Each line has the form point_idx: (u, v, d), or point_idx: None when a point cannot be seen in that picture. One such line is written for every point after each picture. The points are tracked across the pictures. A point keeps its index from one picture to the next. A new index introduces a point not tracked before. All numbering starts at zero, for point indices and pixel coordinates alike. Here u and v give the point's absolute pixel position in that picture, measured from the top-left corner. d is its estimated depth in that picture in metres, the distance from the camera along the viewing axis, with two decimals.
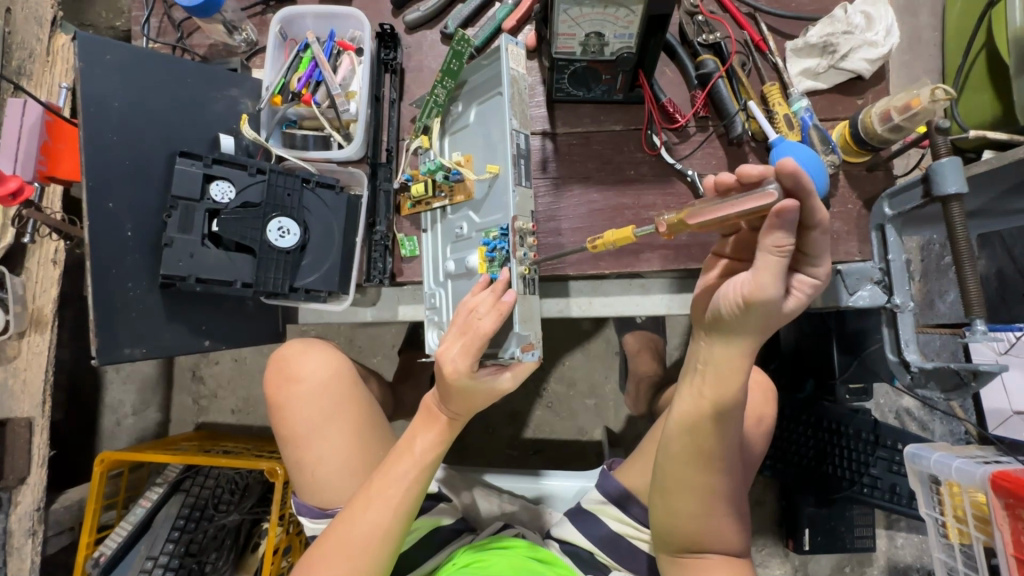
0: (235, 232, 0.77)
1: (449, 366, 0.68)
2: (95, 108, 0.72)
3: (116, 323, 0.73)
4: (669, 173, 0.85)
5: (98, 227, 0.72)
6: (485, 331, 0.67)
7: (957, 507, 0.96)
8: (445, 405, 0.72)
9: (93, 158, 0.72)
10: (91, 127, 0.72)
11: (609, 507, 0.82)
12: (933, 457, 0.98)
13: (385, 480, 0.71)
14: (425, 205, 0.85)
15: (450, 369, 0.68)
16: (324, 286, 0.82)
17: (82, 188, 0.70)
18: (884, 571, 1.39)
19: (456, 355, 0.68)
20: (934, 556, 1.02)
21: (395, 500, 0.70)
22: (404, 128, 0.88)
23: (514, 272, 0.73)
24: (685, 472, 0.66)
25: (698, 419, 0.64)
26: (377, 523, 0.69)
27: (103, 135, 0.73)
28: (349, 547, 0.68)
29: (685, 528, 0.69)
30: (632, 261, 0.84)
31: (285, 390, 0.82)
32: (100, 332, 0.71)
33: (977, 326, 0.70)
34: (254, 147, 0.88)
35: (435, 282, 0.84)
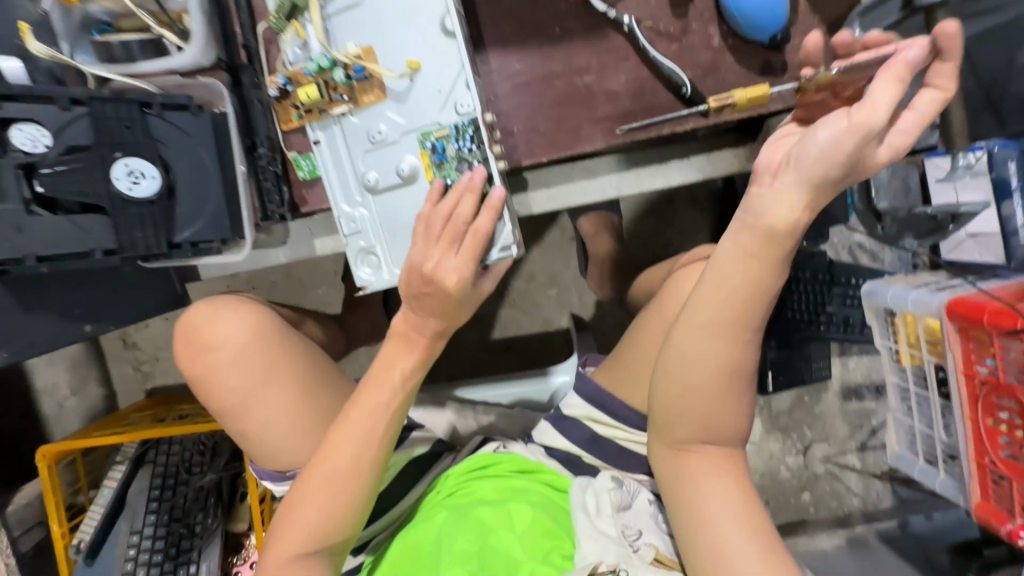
0: (71, 189, 0.60)
1: (455, 274, 0.60)
2: None
3: None
4: (601, 23, 0.69)
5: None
6: (487, 229, 0.61)
7: (911, 334, 0.99)
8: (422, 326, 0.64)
9: None
10: None
11: (596, 412, 0.76)
12: (890, 292, 0.99)
13: (365, 415, 0.64)
14: (319, 113, 0.67)
15: (456, 278, 0.60)
16: (213, 233, 0.68)
17: None
18: (838, 393, 1.50)
19: (458, 259, 0.60)
20: (889, 380, 1.08)
21: (380, 433, 0.64)
22: (260, 14, 0.68)
23: (495, 167, 0.64)
24: (719, 347, 0.55)
25: (750, 281, 0.53)
26: (360, 455, 0.64)
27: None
28: (335, 485, 0.64)
29: (694, 415, 0.59)
30: (572, 140, 0.71)
31: (203, 361, 0.71)
32: None
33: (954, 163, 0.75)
34: (62, 70, 0.66)
35: (351, 202, 0.69)
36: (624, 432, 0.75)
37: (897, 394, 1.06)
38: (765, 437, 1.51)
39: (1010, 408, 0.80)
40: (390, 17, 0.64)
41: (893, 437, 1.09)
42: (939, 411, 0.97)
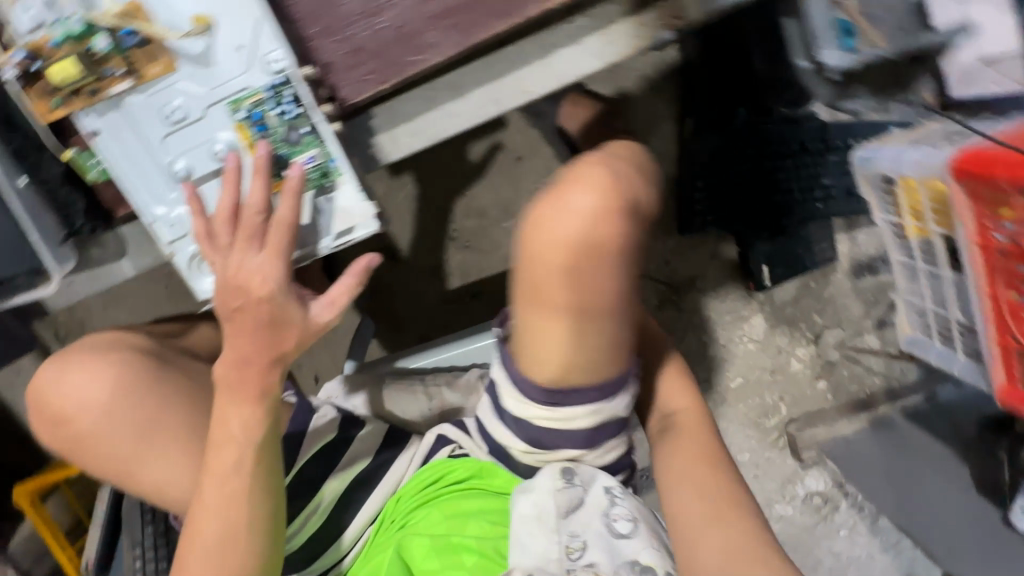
0: None
1: (259, 274, 0.54)
2: None
3: None
4: None
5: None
6: (288, 222, 0.54)
7: (914, 204, 0.82)
8: (241, 366, 0.56)
9: None
10: None
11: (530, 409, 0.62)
12: (886, 156, 0.81)
13: (219, 483, 0.56)
14: (87, 97, 0.53)
15: (259, 278, 0.54)
16: (7, 268, 0.56)
17: None
18: (850, 272, 1.32)
19: (260, 255, 0.54)
20: (893, 260, 0.91)
21: (244, 501, 0.56)
22: None
23: (329, 130, 0.55)
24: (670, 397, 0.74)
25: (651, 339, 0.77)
26: (225, 532, 0.55)
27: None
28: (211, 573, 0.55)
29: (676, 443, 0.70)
30: (413, 51, 0.54)
31: (66, 431, 0.58)
32: None
33: None
34: None
35: (165, 197, 0.57)
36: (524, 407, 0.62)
37: (904, 273, 0.91)
38: (771, 332, 1.28)
39: None
40: None
41: (903, 320, 0.94)
42: (951, 287, 0.81)
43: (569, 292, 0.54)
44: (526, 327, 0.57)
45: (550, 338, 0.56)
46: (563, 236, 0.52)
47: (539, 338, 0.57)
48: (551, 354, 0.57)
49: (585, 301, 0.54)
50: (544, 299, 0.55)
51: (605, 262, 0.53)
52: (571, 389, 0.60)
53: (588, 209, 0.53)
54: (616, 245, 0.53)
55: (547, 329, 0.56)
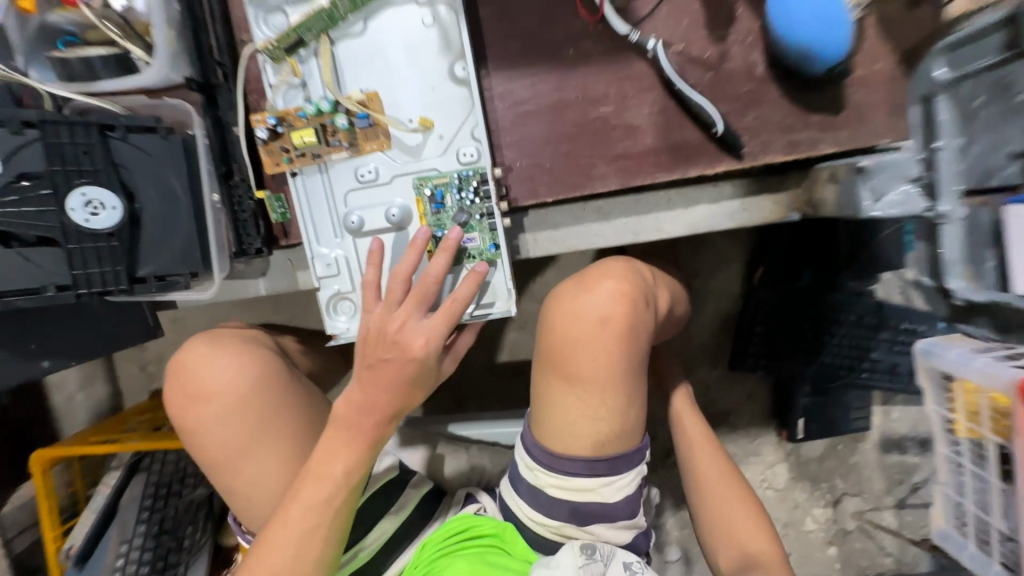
0: (23, 219, 0.54)
1: (420, 339, 0.61)
2: None
3: None
4: (624, 46, 0.60)
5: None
6: (463, 300, 0.60)
7: (970, 404, 0.86)
8: (367, 410, 0.63)
9: None
10: None
11: (540, 472, 0.64)
12: (949, 355, 0.86)
13: (305, 513, 0.62)
14: (312, 158, 0.62)
15: (420, 342, 0.60)
16: (180, 267, 0.62)
17: None
18: (877, 445, 1.34)
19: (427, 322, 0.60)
20: (940, 451, 0.95)
21: (324, 532, 0.63)
22: (240, 28, 0.61)
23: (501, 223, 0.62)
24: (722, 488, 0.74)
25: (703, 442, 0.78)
26: (301, 551, 0.62)
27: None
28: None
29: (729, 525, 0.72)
30: (584, 178, 0.62)
31: (190, 409, 0.62)
32: None
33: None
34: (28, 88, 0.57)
35: (334, 240, 0.65)
36: (554, 480, 0.63)
37: (949, 467, 0.93)
38: (791, 484, 1.33)
39: None
40: (399, 66, 0.61)
41: (939, 511, 0.96)
42: (998, 495, 0.83)
43: (603, 366, 0.60)
44: (546, 404, 0.63)
45: (568, 408, 0.61)
46: (597, 315, 0.60)
47: (569, 418, 0.61)
48: (579, 429, 0.61)
49: (600, 375, 0.60)
50: (569, 372, 0.61)
51: (626, 331, 0.60)
52: (585, 456, 0.62)
53: (612, 292, 0.61)
54: (637, 318, 0.61)
55: (568, 401, 0.61)
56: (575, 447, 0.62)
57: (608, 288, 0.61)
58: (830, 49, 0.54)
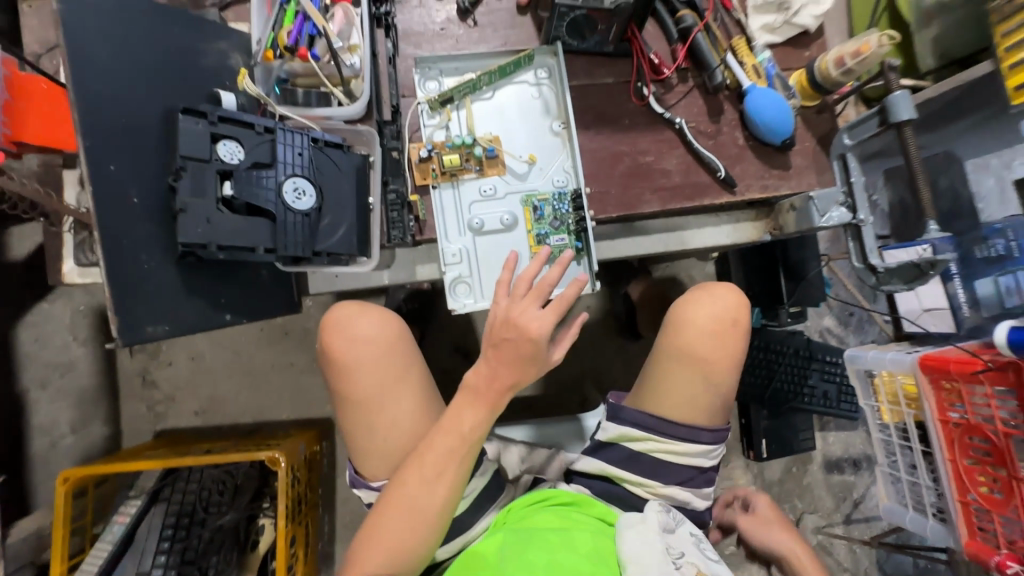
0: (253, 194, 0.70)
1: (536, 322, 0.76)
2: (81, 58, 0.58)
3: (134, 299, 0.62)
4: (659, 121, 0.92)
5: (98, 193, 0.59)
6: (570, 297, 0.78)
7: (890, 391, 1.16)
8: (492, 382, 0.78)
9: (83, 111, 0.58)
10: (80, 79, 0.58)
11: (633, 432, 0.88)
12: (870, 355, 1.18)
13: (440, 457, 0.77)
14: (450, 177, 0.85)
15: (536, 325, 0.76)
16: (345, 248, 0.79)
17: (79, 147, 0.58)
18: (822, 465, 1.63)
19: (543, 310, 0.76)
20: (875, 438, 1.23)
21: (451, 475, 0.78)
22: (404, 86, 0.85)
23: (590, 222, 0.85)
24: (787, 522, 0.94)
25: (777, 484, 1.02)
26: (443, 481, 0.77)
27: (89, 83, 0.59)
28: (419, 513, 0.76)
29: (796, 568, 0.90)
30: (636, 204, 0.91)
31: (351, 351, 0.83)
32: (119, 309, 0.60)
33: (931, 227, 0.83)
34: (252, 106, 0.78)
35: (458, 236, 0.86)
36: (658, 443, 0.88)
37: (882, 448, 1.22)
38: None
39: (982, 445, 0.96)
40: (514, 121, 0.88)
41: (883, 491, 1.22)
42: (922, 461, 1.11)
43: (715, 354, 0.89)
44: (669, 377, 0.89)
45: (687, 384, 0.89)
46: (717, 315, 0.91)
47: (684, 390, 0.88)
48: (690, 400, 0.88)
49: (714, 362, 0.89)
50: (691, 356, 0.89)
51: (735, 338, 0.91)
52: (697, 426, 0.88)
53: (727, 300, 0.92)
54: (744, 330, 0.91)
55: (689, 378, 0.89)
56: (683, 414, 0.88)
57: (729, 304, 0.92)
58: (782, 128, 0.90)
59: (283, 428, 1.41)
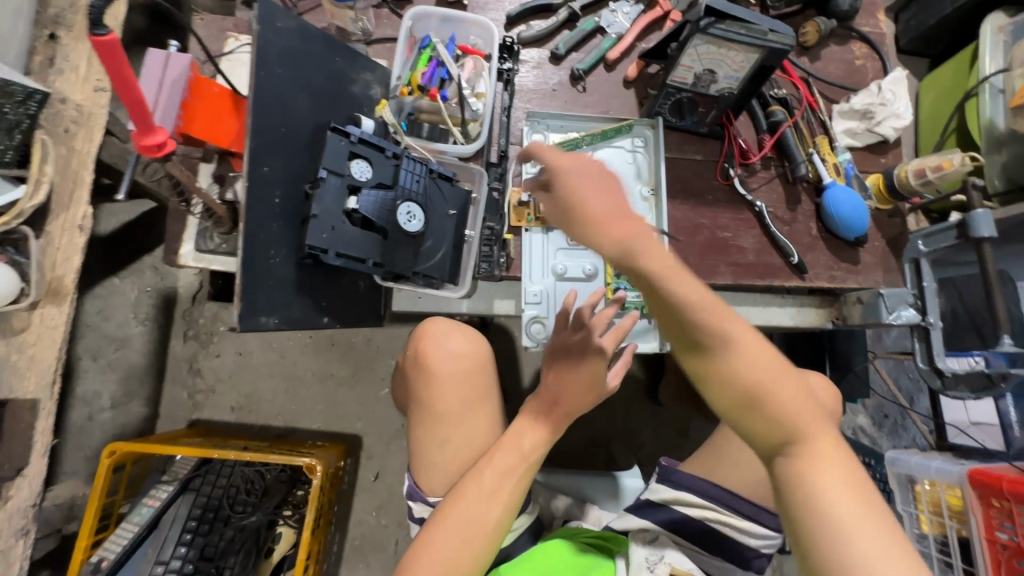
0: (373, 211, 0.76)
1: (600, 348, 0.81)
2: (264, 73, 0.67)
3: (257, 289, 0.67)
4: (740, 201, 0.98)
5: (253, 188, 0.65)
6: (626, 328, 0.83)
7: (932, 501, 1.14)
8: (563, 404, 0.82)
9: (254, 117, 0.66)
10: (258, 90, 0.66)
11: (689, 497, 0.87)
12: (914, 460, 1.18)
13: (499, 471, 0.78)
14: (543, 223, 0.90)
15: (597, 349, 0.81)
16: (439, 272, 0.84)
17: (245, 147, 0.65)
18: None
19: (604, 337, 0.81)
20: (911, 547, 1.19)
21: (507, 496, 0.77)
22: (514, 134, 0.93)
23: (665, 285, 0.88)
24: None
25: None
26: (498, 502, 0.76)
27: (264, 94, 0.67)
28: (470, 528, 0.74)
29: None
30: (709, 274, 0.95)
31: (443, 362, 0.85)
32: (242, 296, 0.65)
33: (1005, 340, 0.84)
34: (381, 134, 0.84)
35: (539, 279, 0.90)
36: (717, 513, 0.86)
37: None
38: None
39: None
40: None
41: None
42: None
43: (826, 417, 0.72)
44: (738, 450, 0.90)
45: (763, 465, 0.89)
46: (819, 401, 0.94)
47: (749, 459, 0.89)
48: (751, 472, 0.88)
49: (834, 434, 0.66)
50: None
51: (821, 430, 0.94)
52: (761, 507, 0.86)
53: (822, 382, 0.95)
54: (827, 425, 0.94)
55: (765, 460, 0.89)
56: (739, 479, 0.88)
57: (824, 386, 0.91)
58: (858, 224, 0.94)
59: (312, 437, 1.42)
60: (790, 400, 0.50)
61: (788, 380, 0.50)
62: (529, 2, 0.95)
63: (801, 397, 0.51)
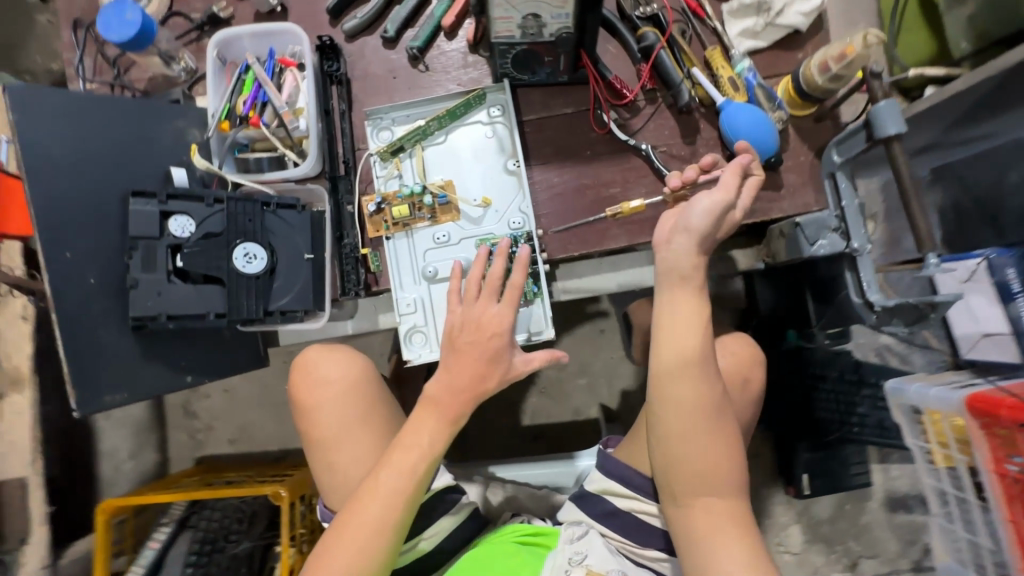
0: (202, 264, 0.74)
1: (498, 319, 0.76)
2: (35, 161, 0.66)
3: (92, 372, 0.68)
4: (624, 149, 0.86)
5: (56, 279, 0.66)
6: (521, 286, 0.78)
7: (940, 432, 0.99)
8: (456, 389, 0.76)
9: (38, 207, 0.66)
10: (36, 180, 0.66)
11: (614, 486, 0.83)
12: (913, 389, 1.02)
13: (390, 482, 0.75)
14: (403, 227, 0.85)
15: (499, 320, 0.75)
16: (300, 304, 0.81)
17: (34, 241, 0.65)
18: (882, 503, 1.44)
19: (501, 304, 0.76)
20: (926, 483, 1.05)
21: (404, 501, 0.74)
22: (358, 138, 0.87)
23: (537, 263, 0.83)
24: None
25: None
26: (388, 513, 0.74)
27: (44, 182, 0.66)
28: (364, 533, 0.73)
29: None
30: (600, 240, 0.85)
31: (315, 391, 0.88)
32: (76, 382, 0.67)
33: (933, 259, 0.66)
34: (210, 177, 0.81)
35: (412, 286, 0.85)
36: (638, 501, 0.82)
37: (936, 497, 1.04)
38: (806, 547, 1.44)
39: None
40: (466, 162, 0.86)
41: (940, 548, 1.05)
42: (981, 517, 0.94)
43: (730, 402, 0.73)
44: None
45: None
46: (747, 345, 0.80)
47: None
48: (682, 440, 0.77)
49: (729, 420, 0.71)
50: None
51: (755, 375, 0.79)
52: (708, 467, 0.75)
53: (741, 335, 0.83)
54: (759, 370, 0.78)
55: None
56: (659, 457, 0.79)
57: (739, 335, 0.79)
58: (761, 146, 0.80)
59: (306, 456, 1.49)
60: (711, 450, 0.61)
61: (715, 438, 0.61)
62: None
63: (738, 455, 0.62)
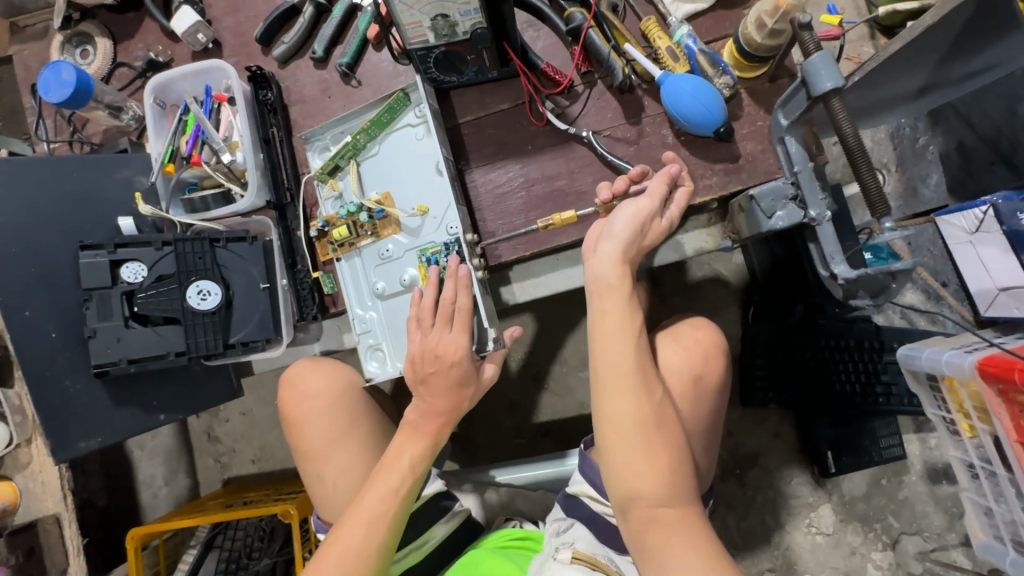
0: (158, 307, 0.77)
1: (453, 346, 0.75)
2: None
3: (65, 421, 0.73)
4: (566, 138, 0.82)
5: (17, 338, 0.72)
6: (467, 305, 0.77)
7: (959, 401, 0.90)
8: (426, 408, 0.77)
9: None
10: None
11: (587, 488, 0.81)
12: (925, 355, 0.93)
13: (374, 499, 0.73)
14: (349, 247, 0.85)
15: (455, 347, 0.75)
16: (259, 334, 0.82)
17: None
18: (923, 475, 1.28)
19: (455, 333, 0.75)
20: (952, 455, 0.96)
21: (388, 520, 0.72)
22: (301, 162, 0.87)
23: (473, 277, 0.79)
24: None
25: None
26: (370, 533, 0.72)
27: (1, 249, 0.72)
28: (347, 552, 0.71)
29: None
30: (550, 236, 0.82)
31: (300, 407, 0.87)
32: (50, 433, 0.72)
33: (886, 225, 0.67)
34: (161, 221, 0.84)
35: (364, 305, 0.85)
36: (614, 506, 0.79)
37: (964, 469, 0.95)
38: (840, 528, 1.29)
39: None
40: (400, 171, 0.84)
41: (975, 524, 0.97)
42: (1011, 489, 0.85)
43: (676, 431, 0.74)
44: None
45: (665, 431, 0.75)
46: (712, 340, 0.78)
47: None
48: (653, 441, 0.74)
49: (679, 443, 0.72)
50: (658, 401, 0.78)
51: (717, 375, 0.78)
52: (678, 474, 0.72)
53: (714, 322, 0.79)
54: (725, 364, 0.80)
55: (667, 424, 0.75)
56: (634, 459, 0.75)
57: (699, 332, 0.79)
58: (703, 116, 0.73)
59: None
60: (649, 460, 0.63)
61: (658, 444, 0.63)
62: (271, 15, 0.86)
63: (682, 459, 0.64)
